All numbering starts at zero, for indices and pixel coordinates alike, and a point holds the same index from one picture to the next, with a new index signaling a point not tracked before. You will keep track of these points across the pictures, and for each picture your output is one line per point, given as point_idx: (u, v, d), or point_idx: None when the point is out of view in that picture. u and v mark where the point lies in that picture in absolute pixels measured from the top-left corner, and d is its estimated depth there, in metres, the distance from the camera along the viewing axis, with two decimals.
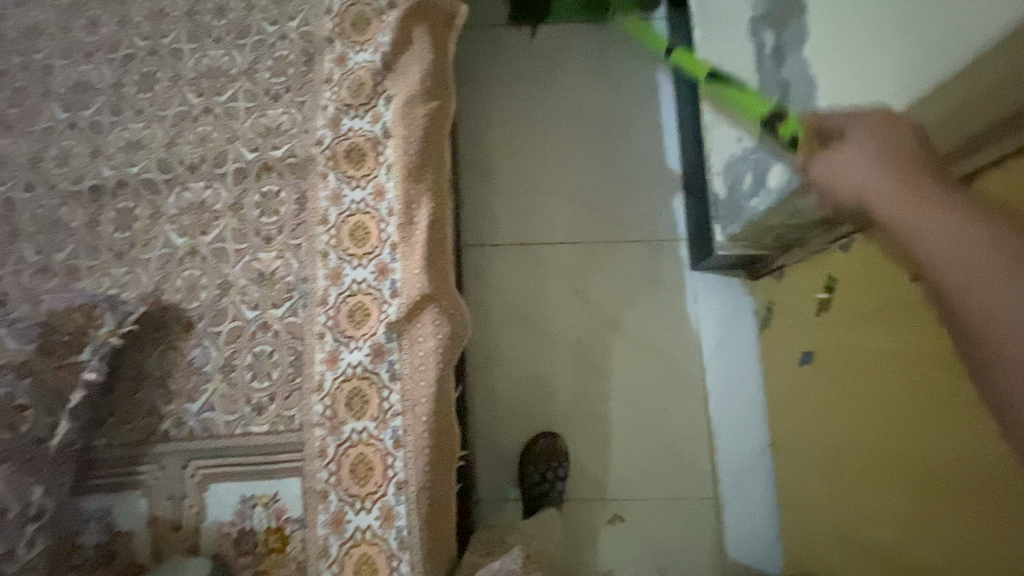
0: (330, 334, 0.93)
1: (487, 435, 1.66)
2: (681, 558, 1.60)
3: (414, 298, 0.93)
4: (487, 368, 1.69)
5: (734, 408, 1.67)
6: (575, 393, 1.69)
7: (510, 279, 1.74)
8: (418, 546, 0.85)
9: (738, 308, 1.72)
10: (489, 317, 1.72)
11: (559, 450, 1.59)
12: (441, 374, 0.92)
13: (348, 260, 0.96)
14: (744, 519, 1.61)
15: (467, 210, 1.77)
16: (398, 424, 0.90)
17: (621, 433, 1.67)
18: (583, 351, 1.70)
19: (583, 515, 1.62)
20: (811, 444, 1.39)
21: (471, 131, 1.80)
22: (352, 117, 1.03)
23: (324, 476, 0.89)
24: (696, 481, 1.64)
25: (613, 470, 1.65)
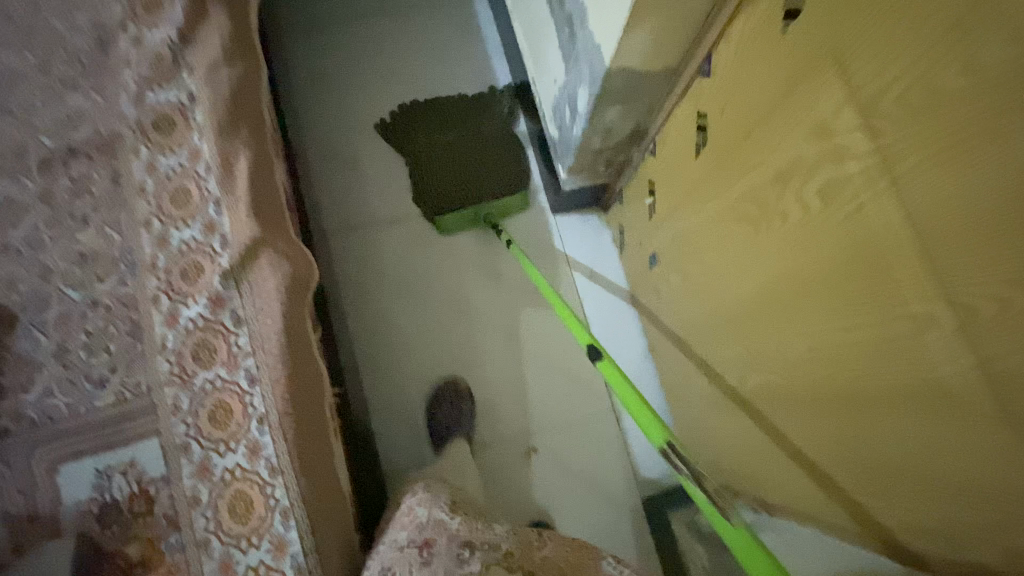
0: (166, 295, 0.94)
1: (389, 406, 1.66)
2: (597, 473, 1.70)
3: (245, 246, 0.96)
4: (376, 344, 1.70)
5: (617, 327, 1.82)
6: (469, 347, 1.74)
7: (386, 254, 1.76)
8: (291, 470, 0.88)
9: (601, 238, 1.88)
10: (372, 295, 1.73)
11: (466, 392, 1.68)
12: (286, 310, 0.95)
13: (174, 224, 0.98)
14: (643, 424, 1.75)
15: (326, 197, 1.77)
16: (250, 363, 0.92)
17: (519, 375, 1.75)
18: (471, 308, 1.76)
19: (498, 458, 1.68)
20: (676, 335, 1.54)
21: (313, 120, 1.80)
22: (156, 90, 1.05)
23: (183, 429, 0.89)
24: (596, 399, 1.76)
25: (518, 410, 1.73)
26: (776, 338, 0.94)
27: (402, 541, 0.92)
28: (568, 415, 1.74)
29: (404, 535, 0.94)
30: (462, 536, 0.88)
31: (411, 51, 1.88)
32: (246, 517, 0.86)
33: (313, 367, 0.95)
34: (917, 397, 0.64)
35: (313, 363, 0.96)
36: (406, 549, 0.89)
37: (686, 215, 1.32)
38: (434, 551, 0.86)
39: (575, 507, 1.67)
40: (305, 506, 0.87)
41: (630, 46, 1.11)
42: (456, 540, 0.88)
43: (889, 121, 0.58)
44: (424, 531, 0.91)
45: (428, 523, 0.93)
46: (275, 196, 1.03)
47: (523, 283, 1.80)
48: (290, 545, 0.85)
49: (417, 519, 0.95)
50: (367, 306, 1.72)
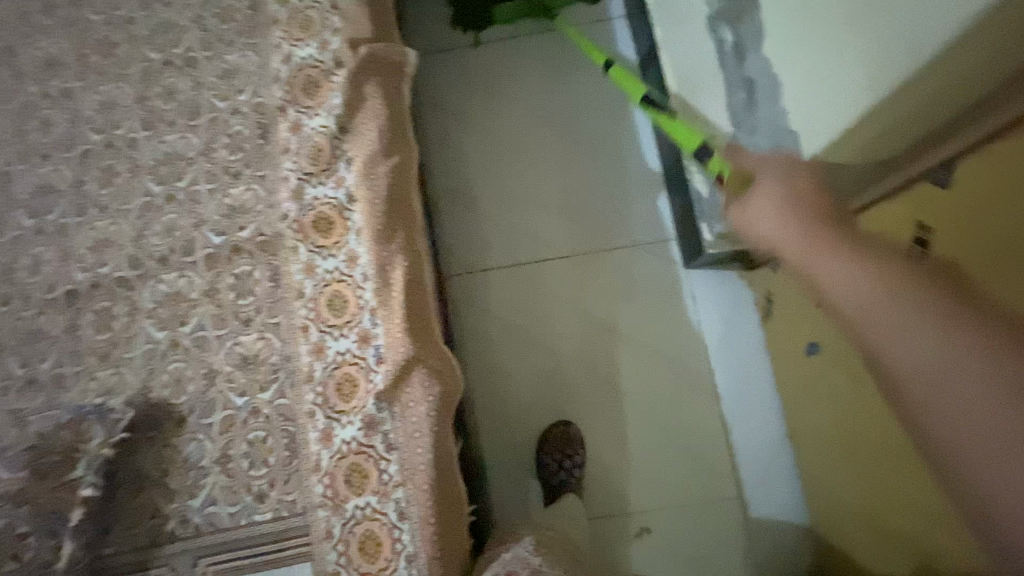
0: (321, 410, 0.93)
1: (500, 463, 1.62)
2: (715, 562, 1.57)
3: (398, 365, 0.91)
4: (491, 394, 1.66)
5: (749, 402, 1.64)
6: (585, 408, 1.65)
7: (506, 303, 1.70)
8: None
9: (738, 299, 1.69)
10: (489, 345, 1.68)
11: (574, 438, 1.58)
12: (437, 437, 0.91)
13: (329, 333, 0.95)
14: (774, 516, 1.58)
15: (451, 237, 1.72)
16: (400, 495, 0.88)
17: (636, 444, 1.64)
18: (589, 367, 1.67)
19: (608, 532, 1.60)
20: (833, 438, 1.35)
21: (443, 155, 1.74)
22: (315, 184, 1.01)
23: (334, 556, 0.88)
24: (721, 482, 1.61)
25: (633, 484, 1.62)
26: None
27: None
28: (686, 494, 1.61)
29: (492, 573, 0.90)
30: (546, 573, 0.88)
31: (543, 88, 1.77)
32: None
33: (457, 495, 0.91)
34: None
35: (457, 487, 0.91)
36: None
37: None
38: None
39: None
40: None
41: None
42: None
43: None
44: (510, 569, 0.90)
45: (514, 560, 0.91)
46: (427, 302, 0.97)
47: (645, 342, 1.68)
48: None
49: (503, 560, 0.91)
50: (484, 357, 1.67)
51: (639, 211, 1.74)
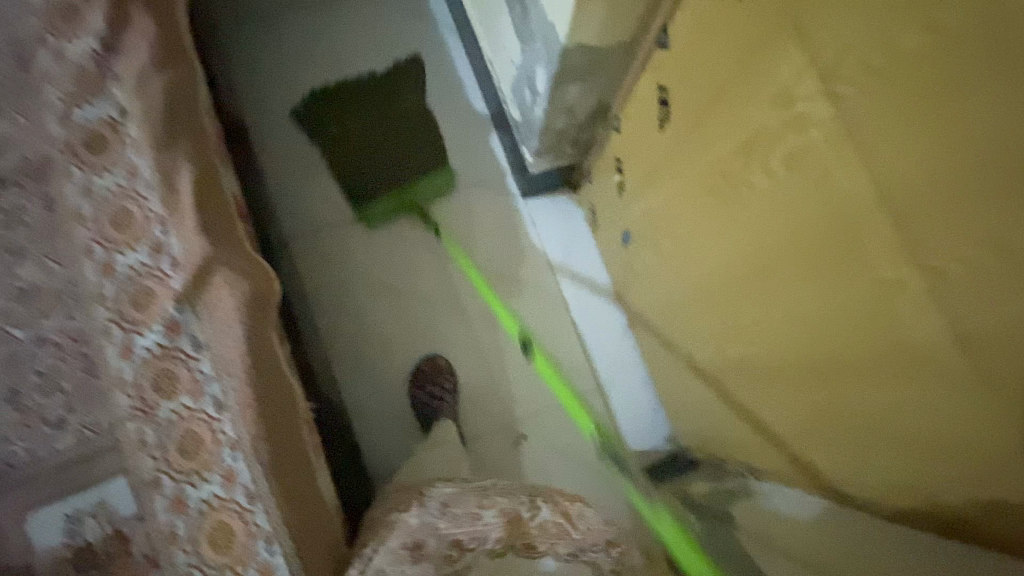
0: (118, 325, 0.89)
1: (368, 404, 1.63)
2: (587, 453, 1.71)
3: (198, 266, 0.91)
4: (349, 344, 1.65)
5: (593, 308, 1.80)
6: (446, 341, 1.71)
7: (354, 254, 1.69)
8: (270, 495, 0.85)
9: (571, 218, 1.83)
10: (343, 296, 1.67)
11: (443, 368, 1.65)
12: (249, 330, 0.91)
13: (118, 249, 0.92)
14: (629, 402, 1.75)
15: (282, 197, 1.69)
16: (216, 389, 0.88)
17: (499, 363, 1.73)
18: (446, 298, 1.72)
19: (485, 449, 1.68)
20: (656, 313, 1.53)
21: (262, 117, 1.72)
22: (85, 105, 0.98)
23: (151, 463, 0.85)
24: (581, 381, 1.76)
25: (502, 400, 1.72)
26: (750, 303, 0.93)
27: (392, 543, 0.90)
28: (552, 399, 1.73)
29: (393, 536, 0.90)
30: (454, 535, 0.90)
31: (356, 42, 1.79)
32: (229, 547, 0.84)
33: (285, 384, 0.93)
34: (891, 358, 0.64)
35: (283, 380, 0.93)
36: (396, 552, 0.89)
37: (654, 191, 1.29)
38: (426, 552, 0.89)
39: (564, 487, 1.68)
40: (289, 529, 0.85)
41: (584, 25, 1.08)
42: (446, 543, 0.90)
43: (853, 86, 0.55)
44: (414, 531, 0.91)
45: (420, 525, 0.91)
46: (223, 209, 0.97)
47: (494, 268, 1.78)
48: (276, 570, 0.84)
49: (405, 523, 0.92)
50: (339, 309, 1.66)
51: (472, 149, 1.81)
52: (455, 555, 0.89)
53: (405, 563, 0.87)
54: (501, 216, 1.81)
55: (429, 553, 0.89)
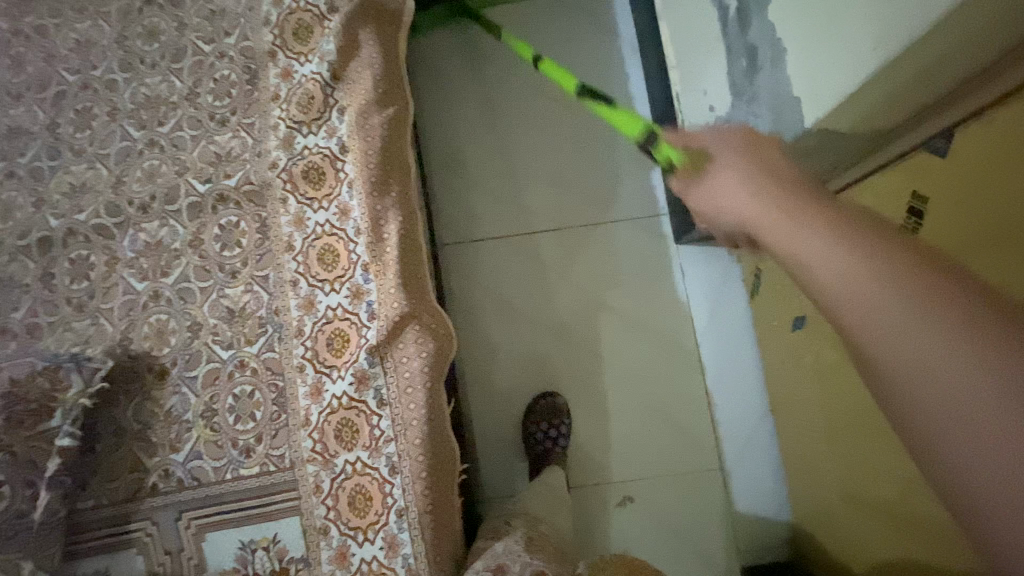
0: (310, 365, 0.91)
1: (486, 427, 1.64)
2: (696, 531, 1.60)
3: (392, 321, 0.89)
4: (478, 364, 1.66)
5: (731, 380, 1.66)
6: (570, 381, 1.66)
7: (493, 275, 1.68)
8: (428, 572, 0.84)
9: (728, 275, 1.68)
10: (475, 314, 1.68)
11: (561, 410, 1.59)
12: (430, 394, 0.89)
13: (320, 287, 0.93)
14: (753, 490, 1.61)
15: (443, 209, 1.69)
16: (392, 450, 0.87)
17: (619, 414, 1.65)
18: (574, 334, 1.67)
19: (589, 502, 1.63)
20: (813, 411, 1.37)
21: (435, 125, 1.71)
22: (307, 133, 0.98)
23: (323, 511, 0.87)
24: (704, 453, 1.64)
25: (616, 455, 1.64)
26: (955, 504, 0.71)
27: (479, 567, 0.94)
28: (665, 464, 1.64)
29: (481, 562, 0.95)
30: (535, 564, 0.92)
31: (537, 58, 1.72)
32: None
33: (446, 453, 0.89)
34: None
35: (449, 450, 0.90)
36: (481, 573, 0.92)
37: None
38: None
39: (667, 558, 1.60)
40: None
41: None
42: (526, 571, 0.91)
43: None
44: (499, 558, 0.95)
45: (504, 550, 0.95)
46: (420, 260, 0.94)
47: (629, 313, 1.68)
48: None
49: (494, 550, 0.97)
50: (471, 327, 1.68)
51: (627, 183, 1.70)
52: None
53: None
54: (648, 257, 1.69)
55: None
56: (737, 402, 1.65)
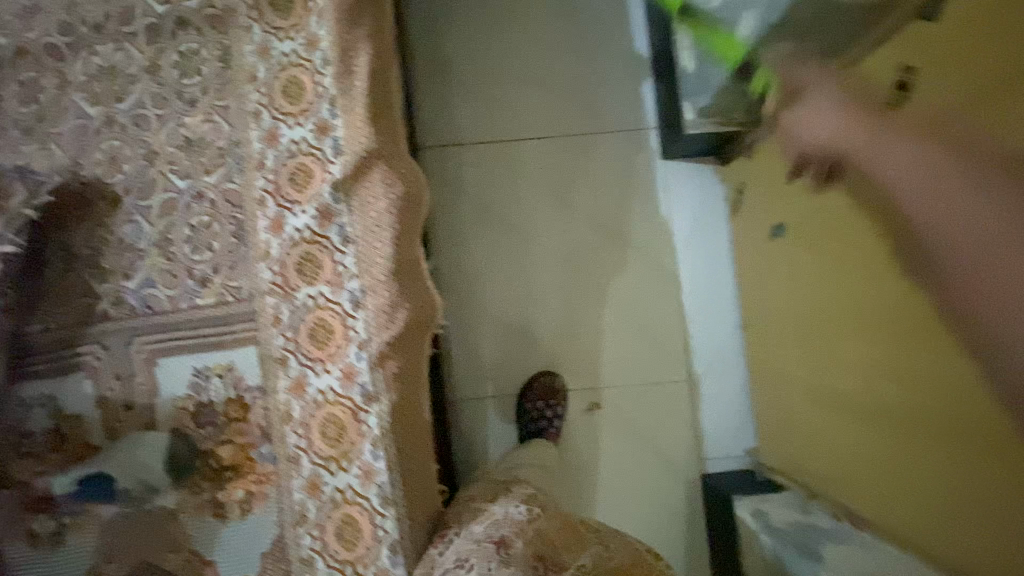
0: (273, 199, 0.87)
1: (469, 341, 1.72)
2: (666, 449, 1.66)
3: (358, 157, 0.86)
4: (460, 293, 1.72)
5: (704, 308, 1.71)
6: (532, 333, 1.72)
7: (479, 181, 1.72)
8: (387, 402, 0.85)
9: (701, 219, 1.72)
10: (462, 233, 1.72)
11: (558, 388, 1.65)
12: (398, 235, 0.86)
13: (285, 120, 0.89)
14: (714, 448, 1.66)
15: (428, 137, 1.71)
16: (355, 286, 0.85)
17: (573, 361, 1.71)
18: (561, 268, 1.72)
19: (571, 435, 1.67)
20: (776, 324, 1.46)
21: (426, 47, 1.70)
22: None
23: (282, 340, 0.87)
24: (655, 407, 1.68)
25: (594, 382, 1.70)
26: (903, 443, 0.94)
27: (477, 534, 0.88)
28: (616, 437, 1.68)
29: (480, 527, 0.89)
30: (541, 550, 0.83)
31: (542, 24, 1.72)
32: (337, 441, 0.87)
33: (426, 298, 0.88)
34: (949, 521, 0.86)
35: (434, 297, 0.89)
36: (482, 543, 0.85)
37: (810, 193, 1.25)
38: (514, 555, 0.82)
39: (611, 491, 1.66)
40: (393, 439, 0.86)
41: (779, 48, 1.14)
42: (531, 555, 0.82)
43: None
44: (501, 529, 0.87)
45: (506, 520, 0.88)
46: (393, 99, 0.91)
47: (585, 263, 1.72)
48: (376, 475, 0.86)
49: (495, 515, 0.90)
50: (454, 244, 1.72)
51: (625, 115, 1.72)
52: (541, 568, 0.80)
53: (492, 560, 0.81)
54: (640, 209, 1.73)
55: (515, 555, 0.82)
56: (706, 328, 1.70)
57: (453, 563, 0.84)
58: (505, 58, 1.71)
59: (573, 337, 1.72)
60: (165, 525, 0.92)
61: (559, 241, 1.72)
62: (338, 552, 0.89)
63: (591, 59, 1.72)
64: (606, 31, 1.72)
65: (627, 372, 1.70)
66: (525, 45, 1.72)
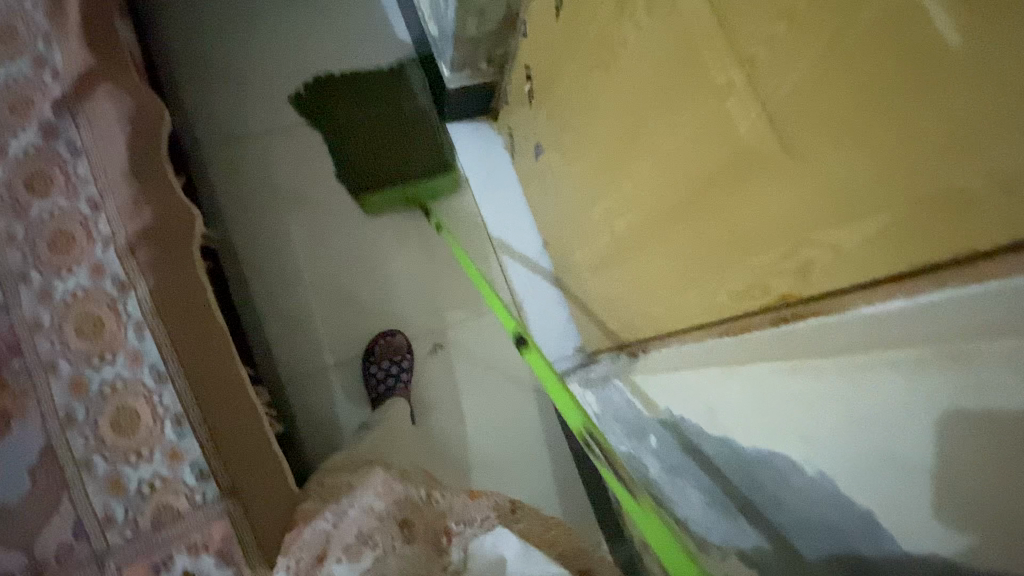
0: (0, 128, 1.06)
1: (293, 318, 1.74)
2: (508, 366, 1.84)
3: (80, 76, 1.08)
4: (269, 274, 1.75)
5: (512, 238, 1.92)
6: (361, 297, 1.79)
7: (278, 167, 1.82)
8: (144, 288, 1.04)
9: (488, 162, 1.93)
10: (271, 219, 1.79)
11: (400, 346, 1.72)
12: (129, 142, 1.10)
13: (1, 61, 1.08)
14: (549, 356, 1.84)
15: (203, 132, 1.81)
16: (90, 190, 1.06)
17: (406, 314, 1.81)
18: (377, 232, 1.83)
19: (416, 377, 1.79)
20: (564, 226, 1.71)
21: (187, 53, 1.85)
22: None
23: (22, 257, 1.04)
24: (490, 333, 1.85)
25: (428, 326, 1.82)
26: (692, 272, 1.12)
27: (377, 510, 1.03)
28: (462, 369, 1.82)
29: (379, 505, 1.05)
30: (444, 524, 1.01)
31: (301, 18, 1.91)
32: (97, 333, 1.03)
33: (173, 199, 1.12)
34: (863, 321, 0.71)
35: (180, 204, 1.14)
36: (384, 520, 1.00)
37: (549, 100, 1.55)
38: (416, 532, 0.98)
39: (469, 423, 1.79)
40: (155, 320, 1.05)
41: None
42: (430, 532, 0.99)
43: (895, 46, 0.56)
44: (403, 511, 1.02)
45: (409, 504, 1.05)
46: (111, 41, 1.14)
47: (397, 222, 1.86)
48: (146, 357, 1.04)
49: (395, 495, 1.08)
50: (265, 230, 1.78)
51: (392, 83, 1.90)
52: (442, 541, 0.97)
53: (396, 536, 0.96)
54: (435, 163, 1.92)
55: (418, 535, 0.98)
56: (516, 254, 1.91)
57: (354, 540, 0.97)
58: (267, 52, 1.87)
59: (401, 291, 1.82)
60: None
61: (369, 208, 1.82)
62: (111, 441, 1.03)
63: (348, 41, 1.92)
64: (357, 16, 1.94)
65: (454, 308, 1.84)
66: (286, 37, 1.89)
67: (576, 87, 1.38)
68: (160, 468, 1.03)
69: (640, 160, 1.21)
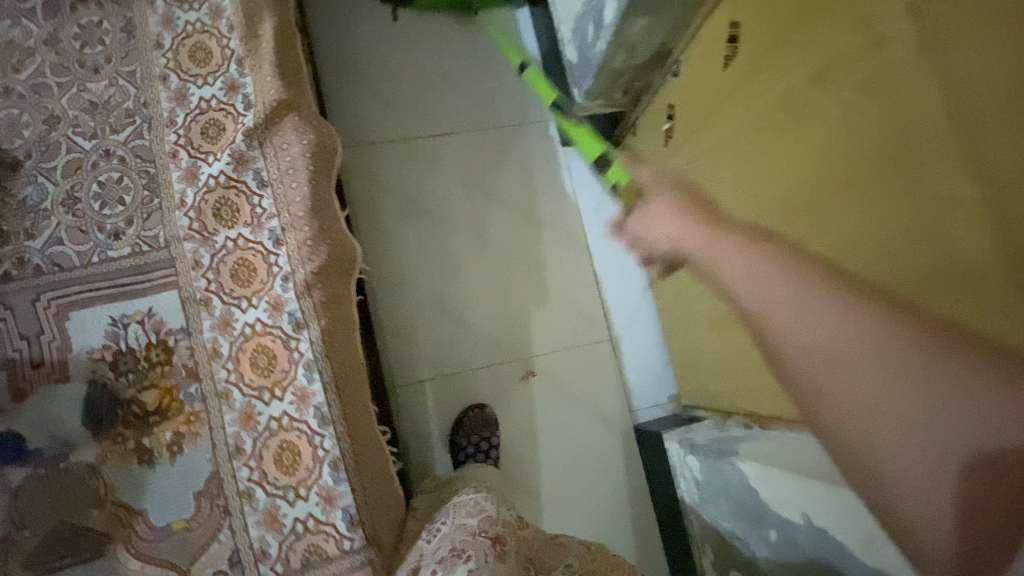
0: (186, 152, 1.19)
1: (402, 333, 1.75)
2: (601, 408, 1.81)
3: (270, 105, 1.18)
4: (391, 281, 1.77)
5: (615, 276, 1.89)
6: (466, 316, 1.79)
7: (398, 177, 1.81)
8: (318, 325, 1.15)
9: (605, 194, 1.91)
10: (385, 227, 1.79)
11: (491, 420, 1.68)
12: (312, 175, 1.19)
13: (193, 78, 1.21)
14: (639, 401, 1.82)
15: (342, 129, 1.80)
16: (274, 223, 1.16)
17: (507, 338, 1.80)
18: (489, 253, 1.83)
19: (510, 407, 1.76)
20: (678, 274, 1.65)
21: (335, 48, 1.83)
22: (185, 9, 1.23)
23: (205, 282, 1.15)
24: (587, 370, 1.82)
25: (527, 355, 1.80)
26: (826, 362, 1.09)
27: (470, 527, 1.08)
28: (558, 405, 1.79)
29: (473, 521, 1.10)
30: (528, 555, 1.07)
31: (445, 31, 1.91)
32: (269, 365, 1.14)
33: (346, 247, 1.19)
34: None
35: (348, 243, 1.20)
36: (475, 535, 1.06)
37: (689, 148, 1.49)
38: (508, 551, 1.04)
39: (557, 463, 1.76)
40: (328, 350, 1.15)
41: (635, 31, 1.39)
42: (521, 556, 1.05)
43: None
44: (495, 527, 1.08)
45: (498, 520, 1.10)
46: (296, 63, 1.23)
47: (507, 245, 1.84)
48: (313, 397, 1.13)
49: (487, 511, 1.12)
50: (376, 238, 1.78)
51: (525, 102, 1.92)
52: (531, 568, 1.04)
53: (491, 553, 1.01)
54: (554, 188, 1.89)
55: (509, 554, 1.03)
56: (622, 294, 1.88)
57: (449, 552, 1.04)
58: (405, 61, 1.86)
59: (506, 315, 1.81)
60: (81, 484, 1.08)
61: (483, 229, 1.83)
62: (276, 476, 1.11)
63: (481, 61, 1.91)
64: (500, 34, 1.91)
65: (555, 341, 1.83)
66: (427, 50, 1.89)
67: (718, 143, 1.34)
68: (313, 510, 1.12)
69: (794, 240, 1.13)
